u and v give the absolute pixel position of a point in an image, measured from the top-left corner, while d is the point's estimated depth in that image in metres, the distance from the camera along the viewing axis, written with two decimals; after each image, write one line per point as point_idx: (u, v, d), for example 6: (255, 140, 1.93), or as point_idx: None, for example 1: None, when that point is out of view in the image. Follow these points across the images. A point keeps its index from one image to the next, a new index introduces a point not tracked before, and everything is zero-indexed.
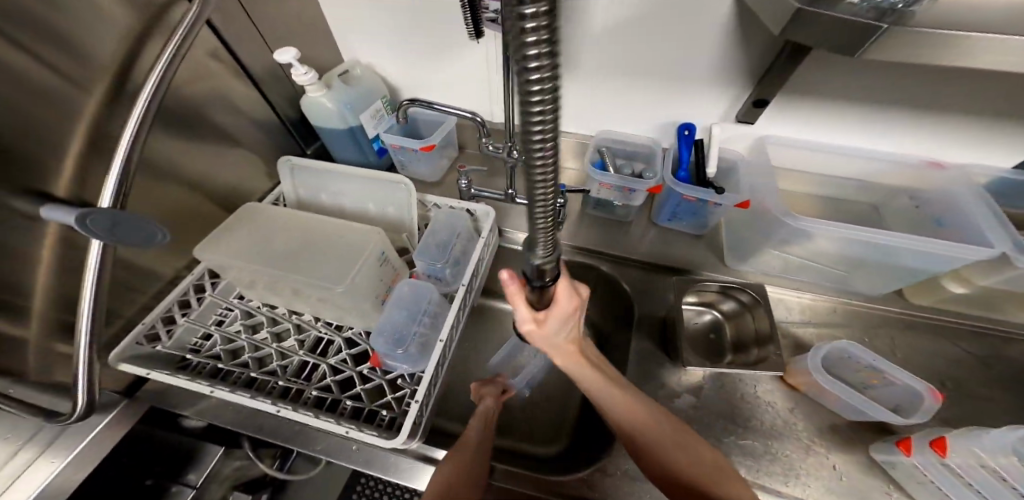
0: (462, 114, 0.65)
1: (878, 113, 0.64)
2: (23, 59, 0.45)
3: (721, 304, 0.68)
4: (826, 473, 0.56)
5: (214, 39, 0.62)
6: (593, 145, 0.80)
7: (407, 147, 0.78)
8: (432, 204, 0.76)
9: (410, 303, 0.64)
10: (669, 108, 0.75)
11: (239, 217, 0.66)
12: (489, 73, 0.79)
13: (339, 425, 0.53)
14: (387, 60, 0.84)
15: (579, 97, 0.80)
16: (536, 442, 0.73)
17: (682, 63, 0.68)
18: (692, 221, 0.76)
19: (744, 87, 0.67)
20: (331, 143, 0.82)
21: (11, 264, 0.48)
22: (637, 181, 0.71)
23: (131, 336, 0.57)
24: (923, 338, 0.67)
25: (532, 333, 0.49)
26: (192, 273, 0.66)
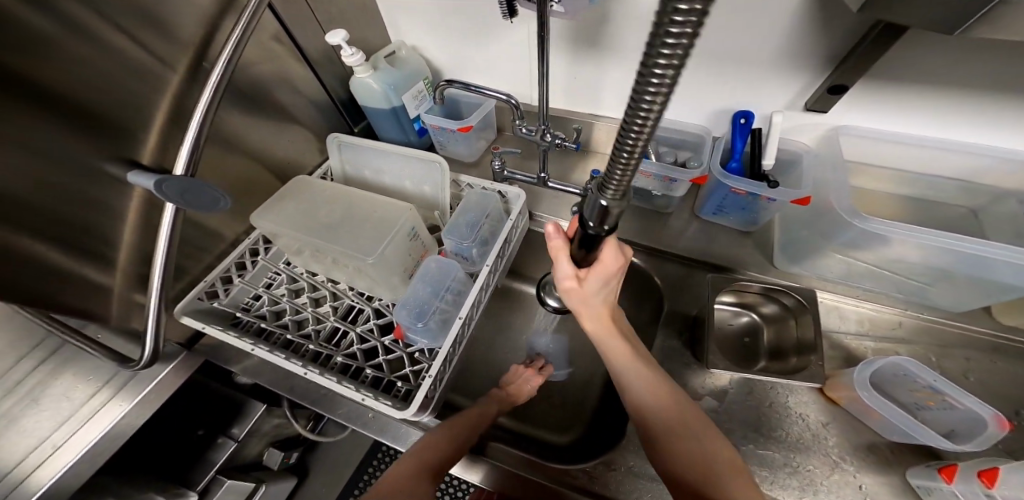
0: (497, 96, 0.64)
1: (987, 101, 0.54)
2: (120, 40, 0.51)
3: (761, 307, 0.62)
4: (852, 494, 0.46)
5: (276, 23, 0.67)
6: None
7: (446, 127, 0.80)
8: (464, 183, 0.77)
9: (436, 280, 0.66)
10: (724, 97, 0.69)
11: (289, 188, 0.72)
12: (531, 55, 0.77)
13: (357, 392, 0.57)
14: (432, 43, 0.85)
15: (623, 80, 0.76)
16: (548, 432, 0.73)
17: (741, 49, 0.61)
18: (742, 216, 0.69)
19: (816, 71, 0.60)
20: (375, 123, 0.85)
21: (105, 220, 0.56)
22: (679, 171, 0.65)
23: (193, 292, 0.64)
24: (1013, 366, 0.55)
25: (570, 290, 0.49)
26: (249, 238, 0.73)
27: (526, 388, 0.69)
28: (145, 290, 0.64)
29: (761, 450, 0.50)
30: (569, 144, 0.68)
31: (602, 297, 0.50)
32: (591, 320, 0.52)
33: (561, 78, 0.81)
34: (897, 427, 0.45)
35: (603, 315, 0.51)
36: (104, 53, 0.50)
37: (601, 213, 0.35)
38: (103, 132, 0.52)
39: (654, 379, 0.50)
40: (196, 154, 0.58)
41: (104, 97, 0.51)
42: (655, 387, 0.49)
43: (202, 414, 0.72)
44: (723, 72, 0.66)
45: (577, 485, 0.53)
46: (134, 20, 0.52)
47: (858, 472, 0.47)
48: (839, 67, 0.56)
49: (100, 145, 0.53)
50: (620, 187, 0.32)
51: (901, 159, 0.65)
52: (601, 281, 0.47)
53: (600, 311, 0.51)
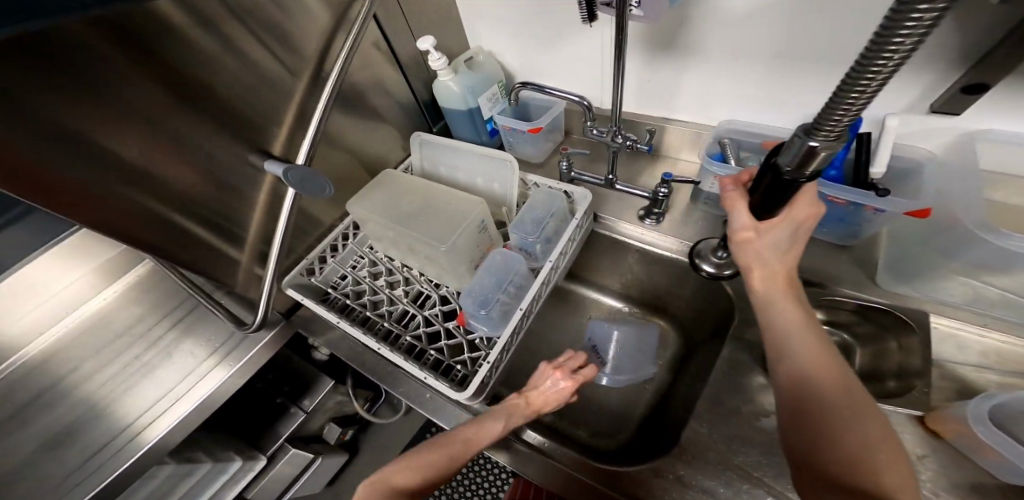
0: (569, 98, 0.66)
1: None
2: (262, 50, 0.62)
3: (855, 327, 0.59)
4: None
5: (377, 33, 0.76)
6: (711, 138, 0.73)
7: (517, 128, 0.84)
8: (531, 182, 0.79)
9: (500, 271, 0.70)
10: (817, 97, 0.64)
11: (377, 181, 0.80)
12: (605, 58, 0.78)
13: (419, 370, 0.62)
14: (508, 49, 0.90)
15: (702, 81, 0.73)
16: (596, 437, 0.71)
17: (841, 43, 0.57)
18: (838, 229, 0.63)
19: (935, 66, 0.53)
20: (453, 123, 0.92)
21: (246, 205, 0.66)
22: None
23: (296, 268, 0.74)
24: None
25: (747, 243, 0.44)
26: (342, 224, 0.83)
27: (547, 402, 0.56)
28: (263, 265, 0.75)
29: None
30: (641, 145, 0.68)
31: (781, 252, 0.44)
32: (761, 277, 0.45)
33: (634, 81, 0.80)
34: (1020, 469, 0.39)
35: (779, 275, 0.45)
36: (247, 60, 0.60)
37: (806, 156, 0.31)
38: (247, 128, 0.63)
39: (829, 357, 0.40)
40: (313, 148, 0.68)
41: (247, 97, 0.62)
42: (824, 362, 0.40)
43: (284, 383, 0.84)
44: (817, 69, 0.61)
45: (621, 487, 0.51)
46: (272, 33, 0.63)
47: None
48: (976, 65, 0.49)
49: (246, 137, 0.63)
50: (848, 116, 0.27)
51: None
52: (788, 231, 0.42)
53: (775, 269, 0.44)
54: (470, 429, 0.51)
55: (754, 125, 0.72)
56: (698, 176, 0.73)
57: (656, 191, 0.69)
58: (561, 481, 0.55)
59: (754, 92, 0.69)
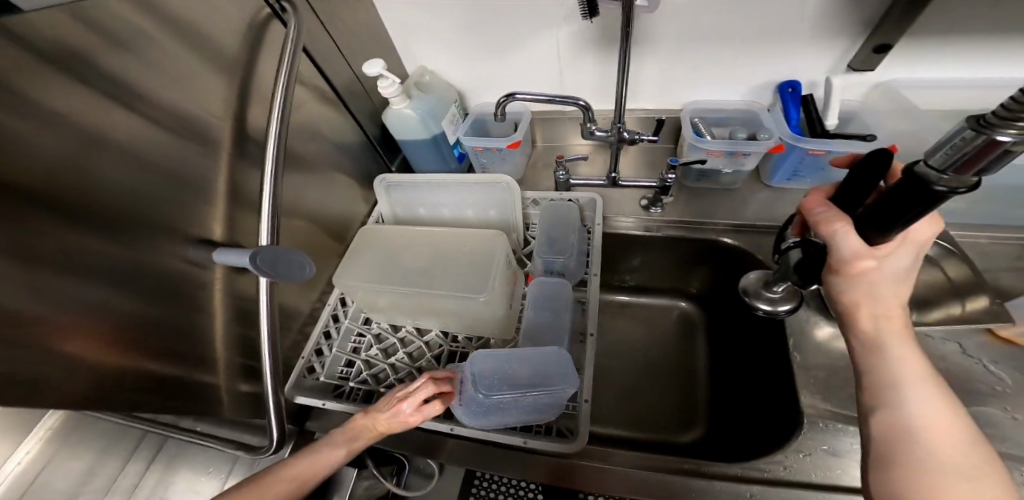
0: (567, 102, 0.62)
1: (1009, 45, 0.61)
2: (173, 102, 0.44)
3: None
4: None
5: (306, 64, 0.61)
6: (685, 121, 0.76)
7: (492, 147, 0.76)
8: (531, 198, 0.74)
9: (547, 302, 0.64)
10: (764, 70, 0.72)
11: (359, 240, 0.66)
12: (564, 63, 0.75)
13: (512, 438, 0.52)
14: (455, 64, 0.80)
15: (662, 72, 0.76)
16: (676, 434, 0.69)
17: (778, 21, 0.65)
18: (818, 177, 0.72)
19: (848, 36, 0.65)
20: (413, 156, 0.80)
21: (194, 314, 0.47)
22: (751, 143, 0.67)
23: (297, 369, 0.57)
24: None
25: (863, 274, 0.33)
26: (328, 303, 0.65)
27: (397, 427, 0.48)
28: (249, 382, 0.56)
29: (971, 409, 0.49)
30: (646, 137, 0.67)
31: (900, 282, 0.33)
32: (869, 315, 0.35)
33: (591, 82, 0.77)
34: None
35: (894, 313, 0.34)
36: (150, 119, 0.41)
37: (968, 164, 0.23)
38: (170, 219, 0.44)
39: (943, 409, 0.33)
40: (276, 219, 0.52)
41: (163, 175, 0.43)
42: (941, 417, 0.32)
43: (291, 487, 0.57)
44: (759, 49, 0.69)
45: (779, 479, 0.47)
46: (181, 75, 0.44)
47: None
48: (878, 31, 0.61)
49: (171, 231, 0.44)
50: None
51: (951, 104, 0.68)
52: (911, 257, 0.32)
53: (891, 306, 0.34)
54: (303, 463, 0.45)
55: (716, 102, 0.78)
56: (683, 157, 0.76)
57: (665, 177, 0.70)
58: (638, 486, 0.50)
59: (710, 74, 0.75)
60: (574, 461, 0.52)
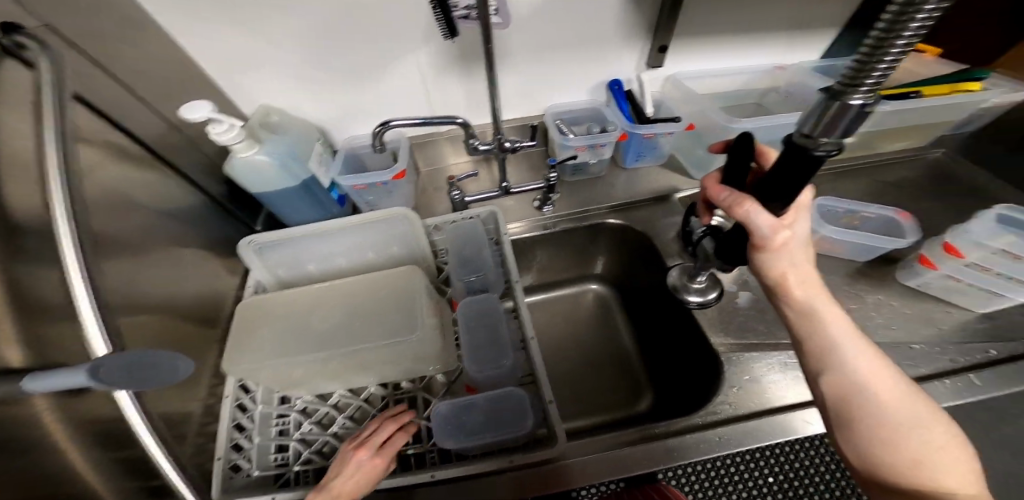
0: (445, 122, 0.61)
1: (736, 39, 0.84)
2: None
3: None
4: (858, 307, 0.65)
5: (90, 117, 0.46)
6: (551, 123, 0.82)
7: (375, 181, 0.73)
8: (433, 224, 0.72)
9: (483, 319, 0.64)
10: (595, 73, 0.84)
11: (247, 317, 0.58)
12: (428, 86, 0.75)
13: (499, 462, 0.51)
14: (304, 97, 0.72)
15: (516, 81, 0.82)
16: (633, 405, 0.76)
17: (595, 32, 0.76)
18: (654, 155, 0.86)
19: (644, 41, 0.80)
20: (280, 208, 0.69)
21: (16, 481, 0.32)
22: (604, 135, 0.77)
23: (218, 473, 0.48)
24: (855, 182, 0.84)
25: (780, 246, 0.38)
26: (227, 393, 0.54)
27: (359, 479, 0.45)
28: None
29: None
30: (525, 144, 0.72)
31: (805, 250, 0.39)
32: (793, 285, 0.39)
33: (462, 100, 0.79)
34: (875, 245, 0.66)
35: (811, 277, 0.39)
36: None
37: (830, 130, 0.27)
38: None
39: (872, 355, 0.38)
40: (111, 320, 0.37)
41: None
42: (875, 365, 0.38)
43: None
44: (587, 56, 0.80)
45: (731, 416, 0.57)
46: None
47: (841, 285, 0.68)
48: (657, 35, 0.77)
49: None
50: (885, 67, 0.23)
51: (716, 85, 0.89)
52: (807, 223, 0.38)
53: (807, 272, 0.39)
54: None
55: (570, 103, 0.87)
56: (556, 156, 0.84)
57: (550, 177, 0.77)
58: (627, 463, 0.52)
59: (555, 81, 0.83)
60: (572, 460, 0.52)
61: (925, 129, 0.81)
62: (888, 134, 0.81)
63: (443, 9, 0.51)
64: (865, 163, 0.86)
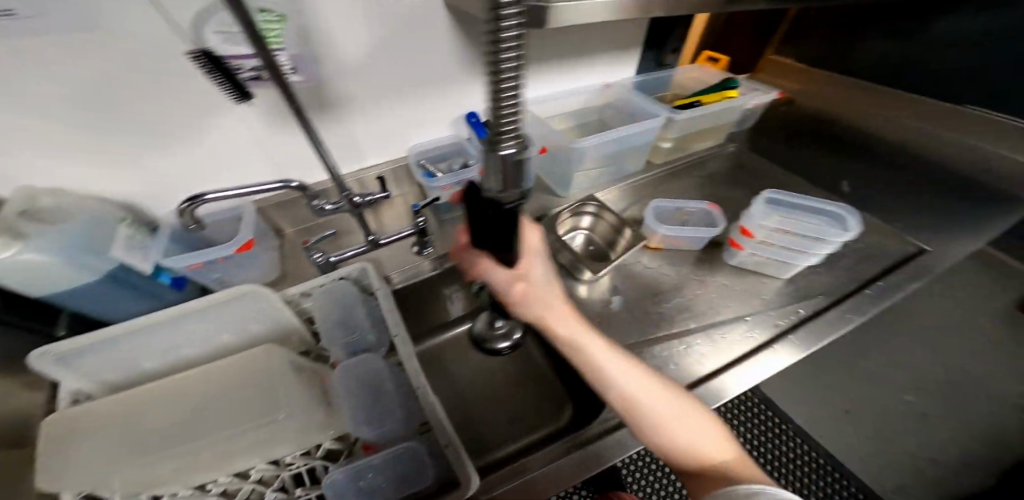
0: (272, 188, 0.52)
1: (578, 64, 0.86)
2: None
3: (581, 223, 0.83)
4: (710, 289, 0.73)
5: None
6: (414, 164, 0.77)
7: (215, 256, 0.64)
8: (296, 293, 0.65)
9: (365, 380, 0.61)
10: (451, 107, 0.78)
11: (64, 433, 0.48)
12: (263, 142, 0.67)
13: None
14: (98, 169, 0.59)
15: (368, 127, 0.73)
16: (558, 421, 0.75)
17: (438, 65, 0.70)
18: None
19: (487, 72, 0.77)
20: (91, 307, 0.57)
21: None
22: (467, 171, 0.77)
23: None
24: (689, 179, 0.96)
25: (523, 292, 0.46)
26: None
27: None
28: None
29: (670, 302, 0.71)
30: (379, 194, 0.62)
31: (549, 286, 0.47)
32: (552, 319, 0.47)
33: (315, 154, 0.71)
34: (699, 235, 0.75)
35: (561, 308, 0.47)
36: None
37: (507, 181, 0.31)
38: None
39: (625, 360, 0.47)
40: None
41: None
42: (632, 368, 0.46)
43: None
44: (437, 91, 0.74)
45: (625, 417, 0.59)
46: None
47: (688, 274, 0.76)
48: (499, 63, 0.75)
49: None
50: (509, 124, 0.27)
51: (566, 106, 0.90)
52: (541, 265, 0.47)
53: (557, 304, 0.47)
54: None
55: (433, 138, 0.81)
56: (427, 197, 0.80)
57: (417, 223, 0.72)
58: (551, 481, 0.53)
59: (411, 121, 0.76)
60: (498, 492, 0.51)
61: (719, 127, 0.96)
62: (696, 135, 0.94)
63: (216, 68, 0.49)
64: (681, 164, 0.98)
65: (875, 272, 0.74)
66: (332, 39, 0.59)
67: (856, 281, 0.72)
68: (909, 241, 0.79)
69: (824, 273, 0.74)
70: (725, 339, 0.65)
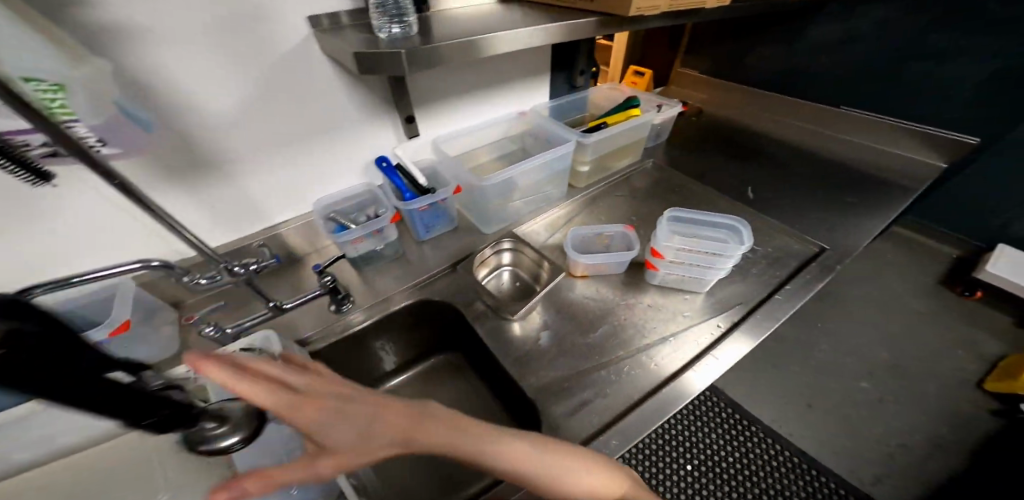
0: (128, 270, 0.45)
1: (487, 98, 0.84)
2: None
3: (502, 261, 0.83)
4: (634, 311, 0.72)
5: None
6: (322, 216, 0.72)
7: (84, 342, 0.56)
8: (187, 374, 0.55)
9: (270, 455, 0.53)
10: (359, 152, 0.72)
11: None
12: (131, 205, 0.59)
13: None
14: None
15: (260, 184, 0.64)
16: None
17: (331, 112, 0.63)
18: (443, 222, 0.83)
19: (392, 116, 0.71)
20: None
21: None
22: (380, 220, 0.70)
23: None
24: (616, 195, 0.95)
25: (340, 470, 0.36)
26: None
27: None
28: None
29: (597, 331, 0.70)
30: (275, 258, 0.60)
31: (360, 441, 0.37)
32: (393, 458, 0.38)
33: (199, 218, 0.61)
34: (620, 258, 0.74)
35: (384, 438, 0.38)
36: None
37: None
38: None
39: (485, 446, 0.38)
40: None
41: None
42: (503, 456, 0.38)
43: None
44: (337, 139, 0.68)
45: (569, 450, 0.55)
46: None
47: (614, 298, 0.75)
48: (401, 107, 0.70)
49: None
50: None
51: (483, 139, 0.87)
52: (333, 423, 0.38)
53: (376, 442, 0.37)
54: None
55: (346, 187, 0.75)
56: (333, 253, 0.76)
57: (323, 282, 0.65)
58: None
59: (312, 171, 0.69)
60: None
61: (632, 145, 0.98)
62: (613, 154, 0.95)
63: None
64: (609, 182, 0.98)
65: (783, 277, 0.76)
66: (190, 90, 0.50)
67: (766, 288, 0.74)
68: (811, 242, 0.82)
69: (738, 282, 0.76)
70: (646, 364, 0.65)
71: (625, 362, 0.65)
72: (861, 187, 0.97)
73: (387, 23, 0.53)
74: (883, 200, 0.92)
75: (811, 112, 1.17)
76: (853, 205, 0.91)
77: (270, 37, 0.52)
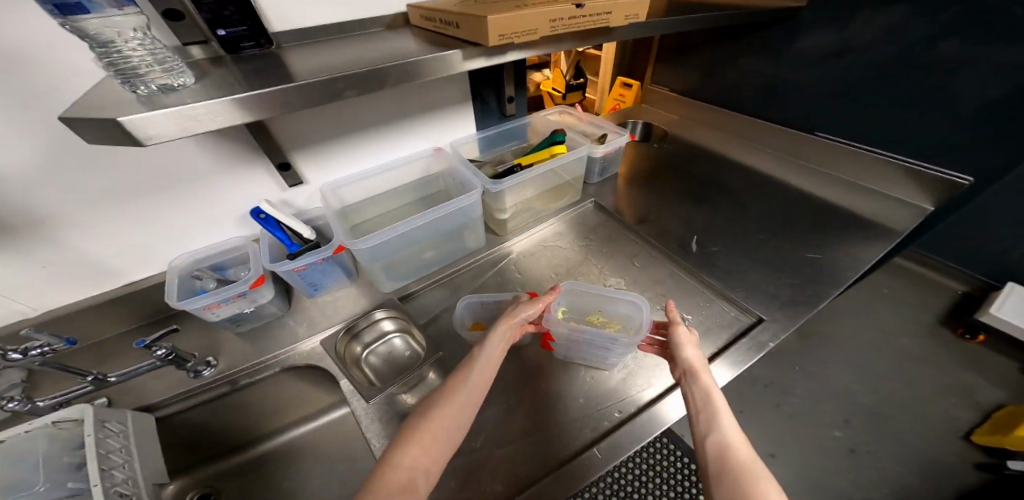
0: None
1: (390, 136, 0.76)
2: None
3: (386, 327, 0.72)
4: (528, 392, 0.63)
5: None
6: (183, 274, 0.63)
7: None
8: None
9: None
10: (224, 202, 0.65)
11: None
12: None
13: None
14: None
15: (93, 244, 0.58)
16: None
17: (171, 165, 0.58)
18: (336, 277, 0.74)
19: (263, 162, 0.65)
20: None
21: None
22: (235, 285, 0.61)
23: None
24: (542, 243, 0.86)
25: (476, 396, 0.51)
26: None
27: None
28: None
29: (479, 415, 0.61)
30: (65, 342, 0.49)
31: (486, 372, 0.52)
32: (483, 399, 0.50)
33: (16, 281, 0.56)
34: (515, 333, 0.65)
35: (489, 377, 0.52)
36: None
37: None
38: None
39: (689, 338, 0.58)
40: None
41: None
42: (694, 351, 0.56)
43: None
44: (190, 192, 0.61)
45: None
46: None
47: (509, 373, 0.65)
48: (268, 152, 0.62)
49: None
50: None
51: (389, 181, 0.78)
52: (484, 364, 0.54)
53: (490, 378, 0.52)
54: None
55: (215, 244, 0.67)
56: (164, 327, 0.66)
57: (156, 354, 0.55)
58: None
59: (164, 227, 0.62)
60: None
61: (567, 186, 0.89)
62: (542, 197, 0.86)
63: None
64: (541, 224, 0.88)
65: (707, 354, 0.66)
66: None
67: None
68: (748, 310, 0.71)
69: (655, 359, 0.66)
70: (546, 439, 0.58)
71: (502, 458, 0.56)
72: (825, 240, 0.85)
73: (117, 79, 0.37)
74: (847, 257, 0.80)
75: (783, 148, 1.05)
76: (813, 262, 0.79)
77: (57, 92, 0.47)
